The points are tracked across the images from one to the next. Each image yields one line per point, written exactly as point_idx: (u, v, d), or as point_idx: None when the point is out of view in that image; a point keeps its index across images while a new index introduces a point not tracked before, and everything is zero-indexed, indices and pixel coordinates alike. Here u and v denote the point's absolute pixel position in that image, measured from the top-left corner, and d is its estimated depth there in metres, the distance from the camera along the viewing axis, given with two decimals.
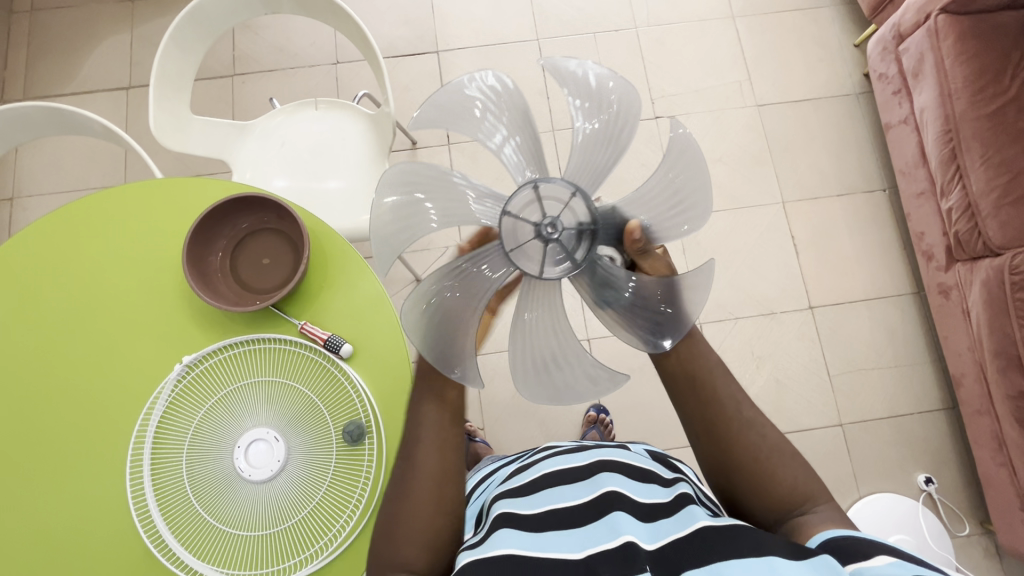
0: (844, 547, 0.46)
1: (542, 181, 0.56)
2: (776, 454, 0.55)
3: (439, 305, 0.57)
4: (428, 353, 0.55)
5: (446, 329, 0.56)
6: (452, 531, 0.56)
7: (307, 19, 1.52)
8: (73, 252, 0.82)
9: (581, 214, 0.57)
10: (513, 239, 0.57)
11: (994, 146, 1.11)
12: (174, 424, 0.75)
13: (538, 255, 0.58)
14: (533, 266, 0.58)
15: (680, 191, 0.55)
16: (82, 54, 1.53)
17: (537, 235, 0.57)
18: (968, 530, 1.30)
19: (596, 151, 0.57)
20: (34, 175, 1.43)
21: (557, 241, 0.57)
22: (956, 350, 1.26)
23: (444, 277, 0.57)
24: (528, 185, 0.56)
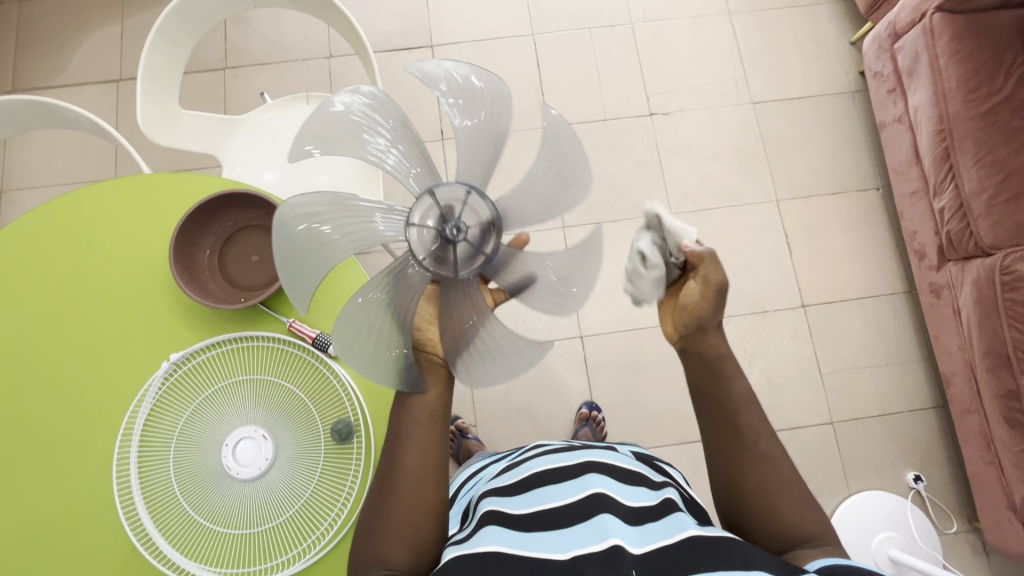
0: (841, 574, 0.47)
1: (437, 187, 0.54)
2: (760, 456, 0.55)
3: (373, 333, 0.54)
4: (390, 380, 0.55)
5: (390, 352, 0.55)
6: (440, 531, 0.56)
7: (300, 12, 1.50)
8: (59, 250, 0.81)
9: (480, 213, 0.55)
10: (420, 246, 0.55)
11: (987, 146, 1.11)
12: (161, 421, 0.75)
13: (447, 257, 0.55)
14: (447, 267, 0.56)
15: (564, 168, 0.55)
16: (71, 45, 1.51)
17: (439, 237, 0.55)
18: (956, 528, 1.31)
19: (478, 143, 0.56)
20: (24, 168, 1.42)
21: (460, 244, 0.55)
22: (947, 349, 1.26)
23: (366, 304, 0.54)
24: (423, 195, 0.54)
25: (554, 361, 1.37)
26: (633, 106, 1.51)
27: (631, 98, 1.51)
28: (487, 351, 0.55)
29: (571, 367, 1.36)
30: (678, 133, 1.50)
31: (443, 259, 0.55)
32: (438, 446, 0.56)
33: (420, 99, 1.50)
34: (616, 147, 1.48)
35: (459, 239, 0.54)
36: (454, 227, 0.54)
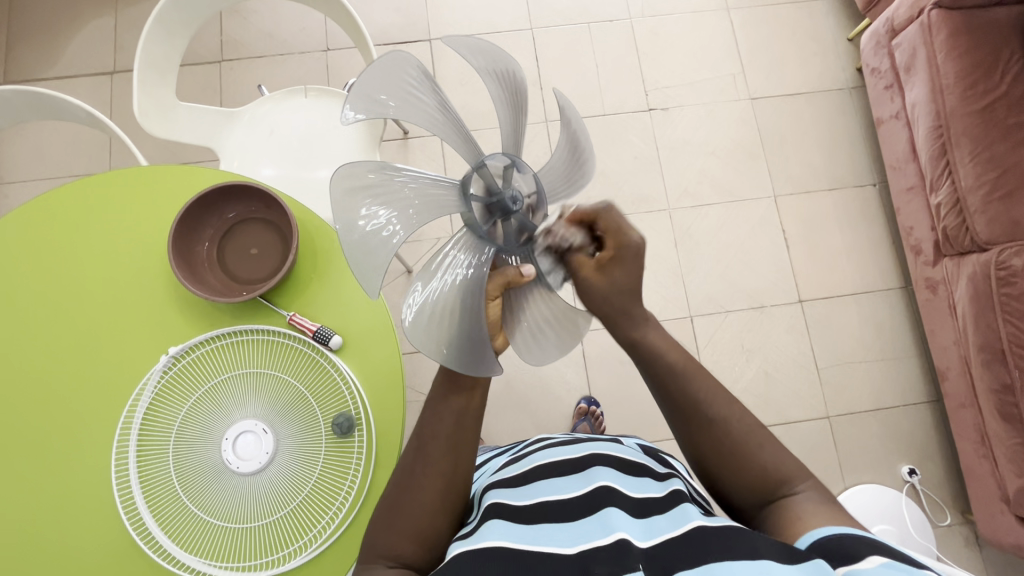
0: (835, 549, 0.45)
1: (483, 159, 0.50)
2: (764, 445, 0.55)
3: (438, 307, 0.50)
4: (457, 358, 0.49)
5: (457, 329, 0.50)
6: (449, 524, 0.55)
7: (297, 5, 1.49)
8: (56, 243, 0.80)
9: (530, 186, 0.52)
10: (473, 222, 0.52)
11: (983, 142, 1.11)
12: (160, 415, 0.74)
13: (497, 232, 0.52)
14: (500, 242, 0.53)
15: (577, 149, 0.55)
16: (65, 37, 1.49)
17: (493, 210, 0.51)
18: (950, 521, 1.32)
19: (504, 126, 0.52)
20: (17, 161, 1.40)
21: (517, 216, 0.51)
22: (942, 344, 1.27)
23: (430, 276, 0.51)
24: (471, 168, 0.50)
25: None
26: (632, 101, 1.51)
27: (630, 93, 1.51)
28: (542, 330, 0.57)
29: (569, 362, 1.36)
30: (677, 128, 1.50)
31: (495, 235, 0.52)
32: (470, 451, 0.56)
33: None
34: (614, 142, 1.48)
35: (517, 211, 0.51)
36: (509, 198, 0.50)
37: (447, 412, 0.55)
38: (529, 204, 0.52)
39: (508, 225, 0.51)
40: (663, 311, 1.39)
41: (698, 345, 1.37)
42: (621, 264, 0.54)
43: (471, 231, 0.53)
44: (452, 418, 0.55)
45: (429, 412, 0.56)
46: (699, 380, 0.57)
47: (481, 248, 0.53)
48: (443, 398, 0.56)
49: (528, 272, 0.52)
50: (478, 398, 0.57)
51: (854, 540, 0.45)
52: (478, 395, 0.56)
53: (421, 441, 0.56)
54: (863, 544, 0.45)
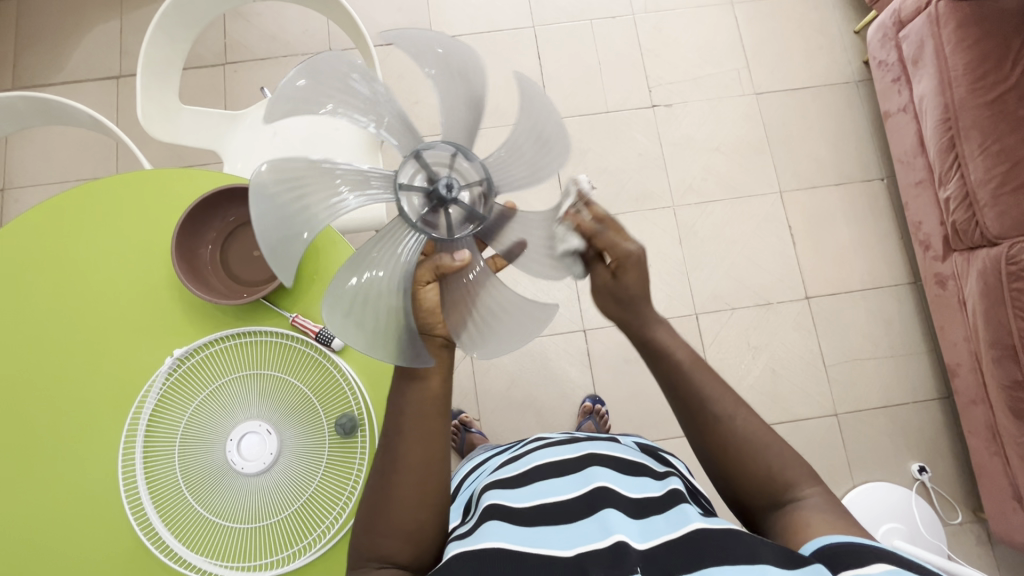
0: (839, 553, 0.45)
1: (422, 148, 0.53)
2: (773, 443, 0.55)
3: (366, 304, 0.53)
4: (387, 352, 0.51)
5: (388, 322, 0.52)
6: (436, 529, 0.55)
7: (300, 7, 1.50)
8: (61, 247, 0.81)
9: (470, 172, 0.54)
10: (412, 210, 0.53)
11: (993, 135, 1.09)
12: (166, 417, 0.75)
13: (440, 221, 0.54)
14: (441, 232, 0.54)
15: (543, 133, 0.55)
16: (71, 42, 1.51)
17: (432, 199, 0.52)
18: (961, 519, 1.30)
19: (454, 122, 0.55)
20: (26, 165, 1.42)
21: (455, 203, 0.53)
22: (952, 340, 1.26)
23: (363, 264, 0.54)
24: (409, 156, 0.53)
25: (558, 354, 1.37)
26: (635, 98, 1.50)
27: (633, 90, 1.50)
28: (500, 326, 0.56)
29: (574, 360, 1.36)
30: (681, 124, 1.49)
31: (435, 224, 0.54)
32: None
33: (421, 92, 1.49)
34: (617, 139, 1.47)
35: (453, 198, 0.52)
36: (444, 184, 0.52)
37: (408, 401, 0.53)
38: (470, 191, 0.54)
39: (451, 212, 0.53)
40: (667, 308, 1.38)
41: (703, 343, 1.37)
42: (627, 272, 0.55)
43: (411, 224, 0.54)
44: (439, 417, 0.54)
45: None
46: (704, 370, 0.57)
47: (418, 236, 0.54)
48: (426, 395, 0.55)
49: (460, 257, 0.52)
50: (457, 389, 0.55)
51: (853, 545, 0.45)
52: (436, 381, 0.53)
53: None
54: (861, 549, 0.44)
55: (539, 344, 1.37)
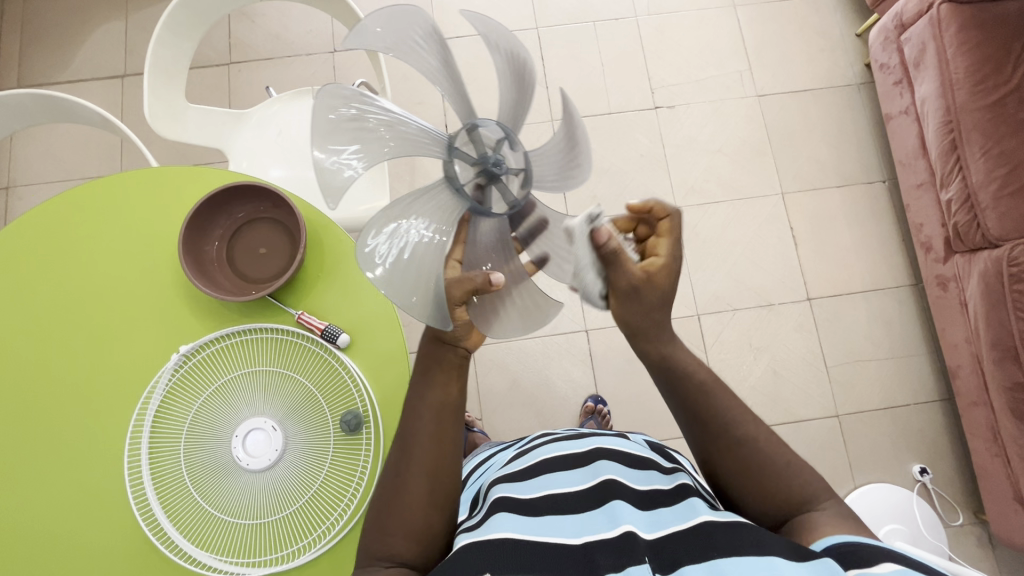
0: (846, 554, 0.45)
1: (477, 122, 0.49)
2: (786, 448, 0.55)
3: (401, 263, 0.50)
4: (424, 313, 0.51)
5: (426, 283, 0.51)
6: (441, 523, 0.55)
7: (304, 7, 1.50)
8: (69, 243, 0.81)
9: (518, 164, 0.51)
10: (460, 178, 0.51)
11: (994, 137, 1.10)
12: (171, 412, 0.75)
13: (480, 198, 0.52)
14: (479, 206, 0.52)
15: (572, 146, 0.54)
16: (76, 41, 1.51)
17: (478, 172, 0.50)
18: (962, 520, 1.31)
19: (546, 160, 0.54)
20: (29, 163, 1.42)
21: (503, 183, 0.51)
22: (953, 341, 1.26)
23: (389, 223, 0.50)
24: (467, 125, 0.50)
25: (559, 355, 1.37)
26: (638, 99, 1.50)
27: (636, 91, 1.51)
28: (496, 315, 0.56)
29: (575, 360, 1.36)
30: (683, 126, 1.49)
31: (476, 199, 0.52)
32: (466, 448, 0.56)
33: (424, 93, 1.49)
34: (620, 140, 1.48)
35: (503, 177, 0.51)
36: (493, 162, 0.50)
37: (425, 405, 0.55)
38: (516, 181, 0.52)
39: (492, 190, 0.51)
40: (669, 309, 1.38)
41: (704, 344, 1.37)
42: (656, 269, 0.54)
43: (449, 184, 0.52)
44: (432, 415, 0.55)
45: (411, 411, 0.56)
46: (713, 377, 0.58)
47: (457, 203, 0.52)
48: (422, 397, 0.56)
49: (495, 280, 0.51)
50: (456, 391, 0.56)
51: (866, 547, 0.45)
52: (454, 390, 0.56)
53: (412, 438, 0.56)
54: (873, 550, 0.44)
55: (541, 344, 1.37)
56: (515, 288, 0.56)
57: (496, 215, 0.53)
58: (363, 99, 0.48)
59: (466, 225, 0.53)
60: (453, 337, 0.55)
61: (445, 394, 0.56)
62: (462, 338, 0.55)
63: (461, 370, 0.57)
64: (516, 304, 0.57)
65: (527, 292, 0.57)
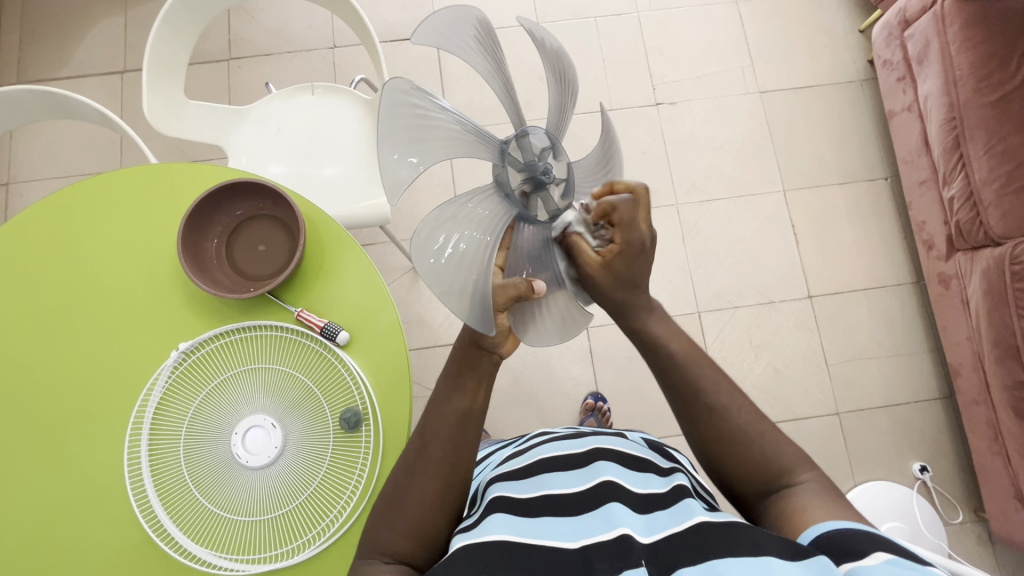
0: (836, 545, 0.45)
1: (527, 129, 0.52)
2: (784, 449, 0.55)
3: (456, 257, 0.47)
4: (469, 315, 0.46)
5: (479, 282, 0.48)
6: (443, 526, 0.55)
7: (304, 3, 1.50)
8: (69, 239, 0.81)
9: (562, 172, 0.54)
10: (513, 183, 0.52)
11: (998, 134, 1.09)
12: (171, 409, 0.75)
13: (529, 204, 0.53)
14: (526, 212, 0.53)
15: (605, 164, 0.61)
16: (75, 37, 1.51)
17: (528, 178, 0.52)
18: (962, 518, 1.31)
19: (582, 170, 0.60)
20: (29, 160, 1.42)
21: (548, 191, 0.53)
22: (954, 339, 1.26)
23: (450, 216, 0.48)
24: (517, 133, 0.52)
25: (559, 352, 1.37)
26: (639, 95, 1.50)
27: (637, 87, 1.50)
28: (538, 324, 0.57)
29: (576, 357, 1.36)
30: (684, 122, 1.49)
31: (523, 205, 0.52)
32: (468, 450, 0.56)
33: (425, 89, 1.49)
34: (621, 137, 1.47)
35: (548, 185, 0.53)
36: (543, 169, 0.52)
37: (450, 409, 0.55)
38: (559, 189, 0.54)
39: (540, 195, 0.53)
40: (670, 307, 1.38)
41: (705, 341, 1.37)
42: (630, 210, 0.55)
43: (499, 188, 0.52)
44: (455, 416, 0.55)
45: (434, 411, 0.56)
46: (708, 365, 0.58)
47: (506, 207, 0.52)
48: (448, 397, 0.56)
49: (538, 289, 0.53)
50: (483, 398, 0.57)
51: (854, 535, 0.45)
52: (482, 394, 0.56)
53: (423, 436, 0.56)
54: (861, 539, 0.44)
55: None
56: (552, 298, 0.58)
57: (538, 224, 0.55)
58: (426, 94, 0.46)
59: (511, 231, 0.53)
60: (492, 343, 0.55)
61: (471, 400, 0.56)
62: (501, 344, 0.55)
63: (493, 373, 0.57)
64: (555, 311, 0.58)
65: (564, 298, 0.59)
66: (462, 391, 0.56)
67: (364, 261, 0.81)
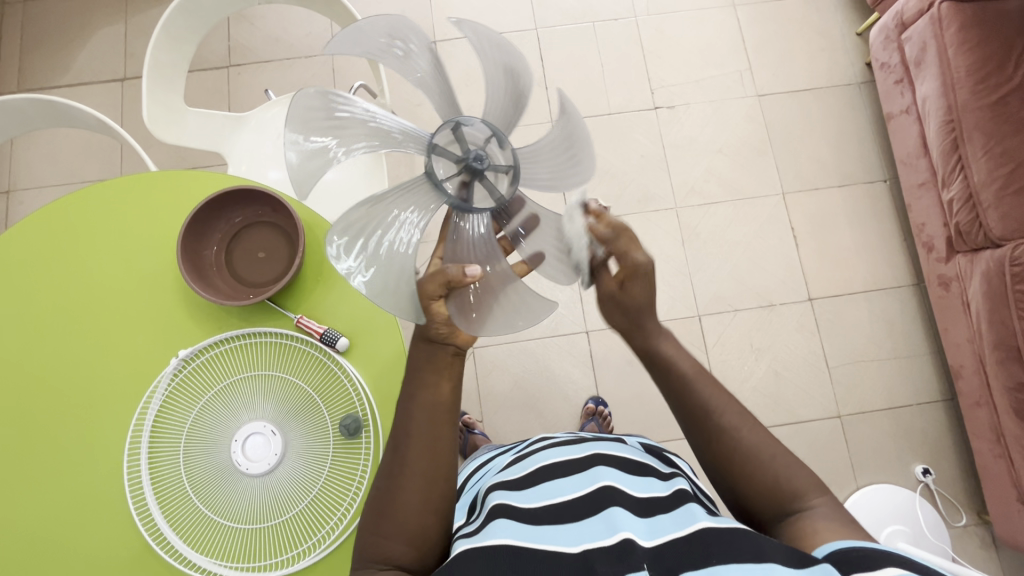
0: (852, 559, 0.44)
1: (462, 121, 0.54)
2: (780, 454, 0.55)
3: (383, 264, 0.53)
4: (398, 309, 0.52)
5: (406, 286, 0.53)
6: (439, 530, 0.55)
7: (302, 9, 1.50)
8: (69, 246, 0.81)
9: (500, 162, 0.55)
10: (445, 175, 0.54)
11: (997, 136, 1.10)
12: (170, 417, 0.75)
13: (466, 194, 0.55)
14: (462, 204, 0.55)
15: (573, 143, 0.59)
16: (76, 45, 1.52)
17: (461, 167, 0.54)
18: (966, 521, 1.30)
19: (541, 158, 0.59)
20: (30, 167, 1.43)
21: (484, 179, 0.54)
22: (955, 341, 1.26)
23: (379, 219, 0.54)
24: (449, 125, 0.54)
25: (559, 356, 1.37)
26: (638, 100, 1.50)
27: (636, 92, 1.51)
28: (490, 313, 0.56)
29: (576, 361, 1.36)
30: (683, 126, 1.49)
31: (460, 195, 0.55)
32: (447, 446, 0.54)
33: (424, 94, 1.49)
34: (620, 140, 1.48)
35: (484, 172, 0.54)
36: (476, 157, 0.53)
37: (418, 407, 0.53)
38: (499, 177, 0.55)
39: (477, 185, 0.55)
40: (670, 310, 1.38)
41: (706, 344, 1.37)
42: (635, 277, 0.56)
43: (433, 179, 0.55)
44: (424, 415, 0.53)
45: (402, 414, 0.54)
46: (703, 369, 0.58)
47: (439, 200, 0.56)
48: (411, 397, 0.54)
49: (471, 272, 0.51)
50: (448, 390, 0.54)
51: (873, 553, 0.44)
52: (445, 389, 0.54)
53: (395, 441, 0.54)
54: (878, 556, 0.44)
55: (542, 345, 1.37)
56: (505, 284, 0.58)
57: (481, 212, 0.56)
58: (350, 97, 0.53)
59: (449, 224, 0.56)
60: (440, 336, 0.52)
61: (434, 395, 0.53)
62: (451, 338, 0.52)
63: (458, 366, 0.54)
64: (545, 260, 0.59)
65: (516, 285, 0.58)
66: (431, 391, 0.53)
67: None
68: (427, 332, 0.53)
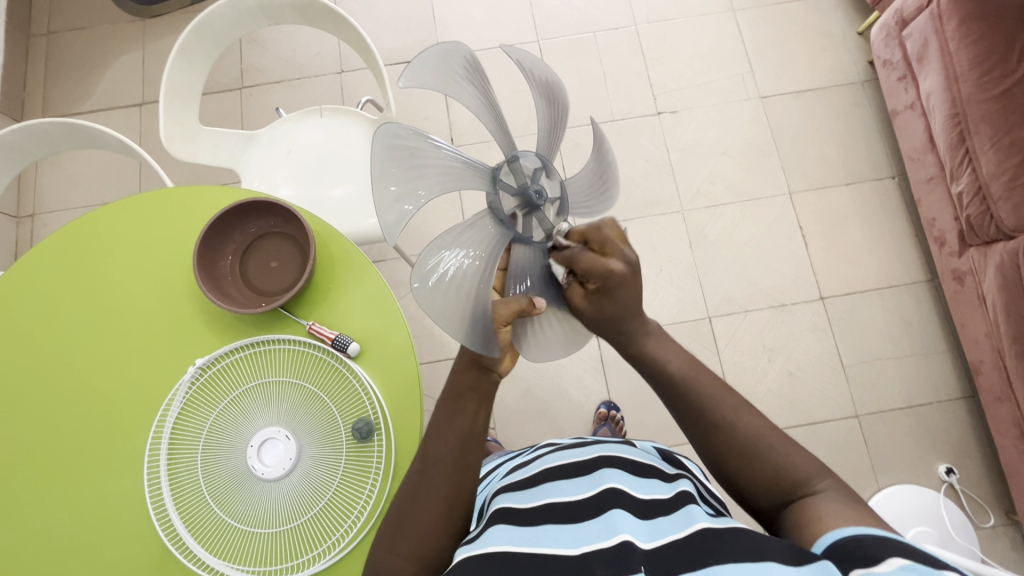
0: (851, 551, 0.44)
1: (548, 165, 0.55)
2: (774, 442, 0.56)
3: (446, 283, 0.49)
4: (471, 338, 0.50)
5: (463, 303, 0.50)
6: (446, 535, 0.55)
7: (312, 30, 1.55)
8: (90, 262, 0.84)
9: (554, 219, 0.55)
10: (506, 201, 0.53)
11: (1003, 127, 1.07)
12: (188, 423, 0.77)
13: (518, 223, 0.54)
14: (518, 230, 0.54)
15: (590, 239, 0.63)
16: (96, 73, 1.58)
17: (521, 199, 0.53)
18: (994, 522, 1.27)
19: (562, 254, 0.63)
20: (53, 191, 1.48)
21: (541, 212, 0.54)
22: (974, 337, 1.24)
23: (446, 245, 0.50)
24: (540, 160, 0.54)
25: (570, 362, 1.37)
26: (641, 106, 1.52)
27: (639, 98, 1.52)
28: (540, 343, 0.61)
29: (587, 367, 1.37)
30: (687, 130, 1.50)
31: (514, 223, 0.54)
32: (474, 470, 0.57)
33: (431, 108, 1.54)
34: (625, 146, 1.49)
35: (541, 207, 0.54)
36: (535, 192, 0.53)
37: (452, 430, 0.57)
38: (549, 222, 0.55)
39: (529, 219, 0.54)
40: (680, 312, 1.38)
41: (718, 346, 1.36)
42: (616, 284, 0.54)
43: (494, 213, 0.53)
44: (457, 440, 0.56)
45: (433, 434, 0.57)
46: (705, 373, 0.59)
47: (501, 231, 0.54)
48: (448, 421, 0.57)
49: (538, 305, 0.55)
50: (482, 420, 0.57)
51: (876, 542, 0.44)
52: (482, 415, 0.57)
53: (422, 462, 0.57)
54: (881, 545, 0.43)
55: None
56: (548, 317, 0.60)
57: (532, 243, 0.56)
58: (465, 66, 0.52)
59: (506, 252, 0.55)
60: (491, 362, 0.56)
61: (471, 422, 0.56)
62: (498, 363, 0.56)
63: (491, 395, 0.58)
64: (553, 330, 0.61)
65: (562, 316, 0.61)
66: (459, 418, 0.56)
67: (374, 269, 0.84)
68: (481, 360, 0.56)
